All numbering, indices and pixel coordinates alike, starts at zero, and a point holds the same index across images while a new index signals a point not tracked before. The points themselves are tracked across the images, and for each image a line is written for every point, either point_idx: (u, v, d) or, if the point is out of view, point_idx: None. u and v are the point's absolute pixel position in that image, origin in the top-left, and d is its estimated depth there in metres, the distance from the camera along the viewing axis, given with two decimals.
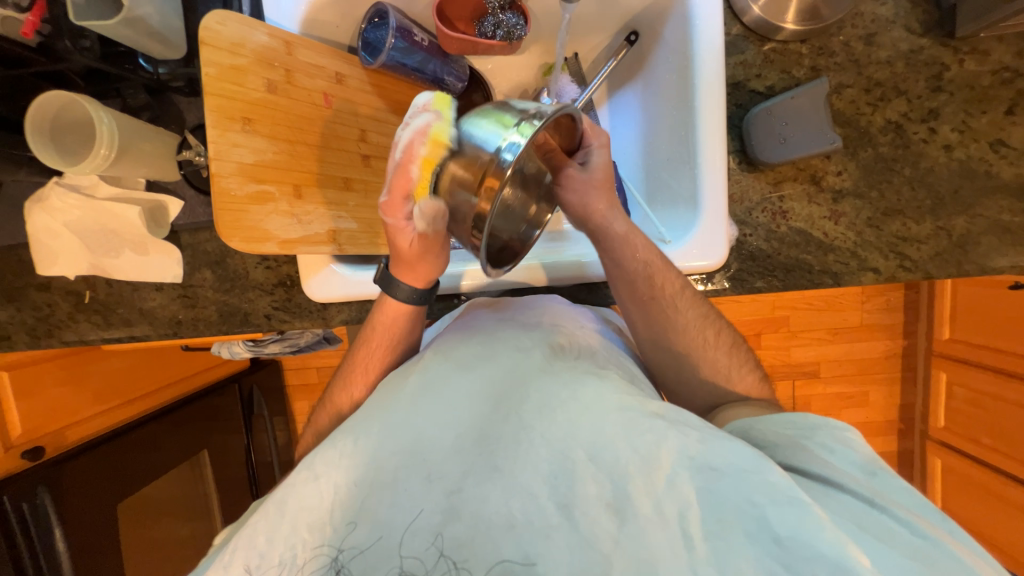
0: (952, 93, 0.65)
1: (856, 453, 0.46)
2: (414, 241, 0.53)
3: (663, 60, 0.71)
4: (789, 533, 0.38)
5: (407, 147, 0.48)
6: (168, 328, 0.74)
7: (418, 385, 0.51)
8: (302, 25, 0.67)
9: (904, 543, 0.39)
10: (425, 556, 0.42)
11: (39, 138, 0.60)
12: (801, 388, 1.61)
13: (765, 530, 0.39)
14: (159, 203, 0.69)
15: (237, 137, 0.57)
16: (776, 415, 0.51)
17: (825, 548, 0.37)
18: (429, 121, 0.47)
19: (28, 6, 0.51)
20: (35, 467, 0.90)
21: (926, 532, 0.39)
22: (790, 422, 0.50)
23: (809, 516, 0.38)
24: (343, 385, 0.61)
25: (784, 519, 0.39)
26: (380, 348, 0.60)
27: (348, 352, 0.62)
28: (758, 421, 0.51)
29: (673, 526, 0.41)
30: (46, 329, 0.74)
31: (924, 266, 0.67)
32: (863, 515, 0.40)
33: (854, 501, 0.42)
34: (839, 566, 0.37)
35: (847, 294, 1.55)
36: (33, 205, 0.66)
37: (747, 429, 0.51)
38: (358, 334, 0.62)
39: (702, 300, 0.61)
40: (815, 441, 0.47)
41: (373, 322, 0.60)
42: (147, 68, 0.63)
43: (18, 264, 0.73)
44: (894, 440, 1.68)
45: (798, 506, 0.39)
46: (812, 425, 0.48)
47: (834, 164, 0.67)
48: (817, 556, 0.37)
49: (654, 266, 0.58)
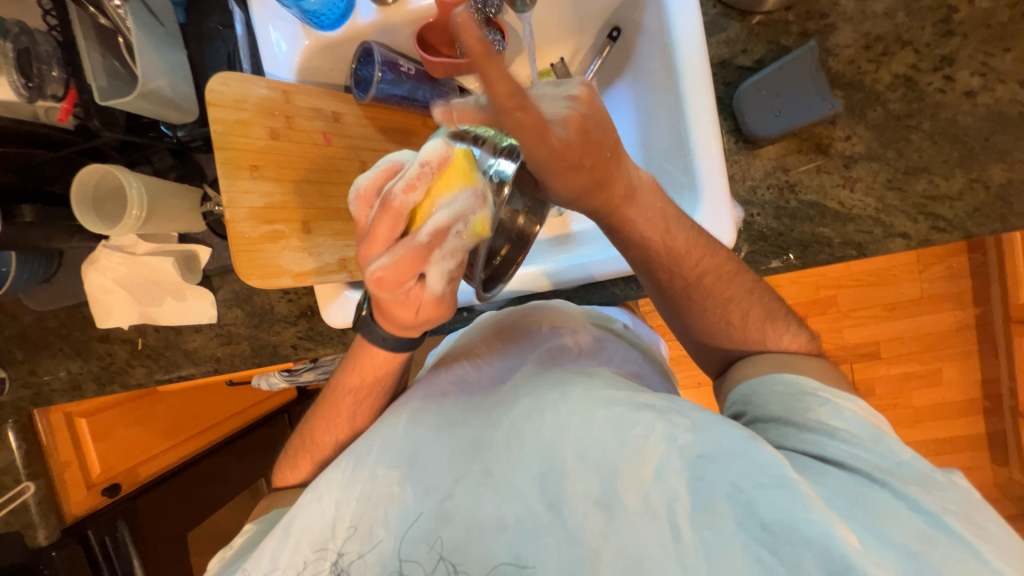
0: (965, 35, 0.60)
1: (861, 418, 0.45)
2: (417, 305, 0.50)
3: (647, 50, 0.70)
4: (774, 517, 0.37)
5: (440, 230, 0.43)
6: (209, 365, 0.80)
7: (419, 398, 0.53)
8: (299, 74, 0.72)
9: (897, 518, 0.38)
10: (425, 561, 0.43)
11: (83, 206, 0.67)
12: (859, 371, 1.49)
13: (752, 515, 0.38)
14: (191, 252, 0.76)
15: (246, 184, 0.62)
16: (772, 374, 0.51)
17: (813, 530, 0.36)
18: (470, 205, 0.44)
19: (63, 96, 0.62)
20: (114, 503, 1.00)
21: (926, 508, 0.38)
22: (788, 386, 0.49)
23: (798, 497, 0.37)
24: (325, 423, 0.62)
25: (771, 503, 0.37)
26: (365, 391, 0.61)
27: (325, 396, 0.62)
28: (756, 386, 0.51)
29: (662, 518, 0.39)
30: (109, 377, 0.82)
31: (962, 224, 0.61)
32: (854, 489, 0.40)
33: (844, 475, 0.41)
34: (826, 548, 0.35)
35: (900, 265, 1.41)
36: (87, 267, 0.74)
37: (748, 397, 0.51)
38: (333, 380, 0.62)
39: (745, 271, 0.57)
40: (823, 408, 0.46)
41: (355, 364, 0.59)
42: (169, 134, 0.71)
43: (83, 320, 0.82)
44: (982, 421, 1.50)
45: (785, 487, 0.38)
46: (818, 389, 0.48)
47: (840, 130, 0.63)
48: (804, 540, 0.36)
49: (655, 256, 0.55)
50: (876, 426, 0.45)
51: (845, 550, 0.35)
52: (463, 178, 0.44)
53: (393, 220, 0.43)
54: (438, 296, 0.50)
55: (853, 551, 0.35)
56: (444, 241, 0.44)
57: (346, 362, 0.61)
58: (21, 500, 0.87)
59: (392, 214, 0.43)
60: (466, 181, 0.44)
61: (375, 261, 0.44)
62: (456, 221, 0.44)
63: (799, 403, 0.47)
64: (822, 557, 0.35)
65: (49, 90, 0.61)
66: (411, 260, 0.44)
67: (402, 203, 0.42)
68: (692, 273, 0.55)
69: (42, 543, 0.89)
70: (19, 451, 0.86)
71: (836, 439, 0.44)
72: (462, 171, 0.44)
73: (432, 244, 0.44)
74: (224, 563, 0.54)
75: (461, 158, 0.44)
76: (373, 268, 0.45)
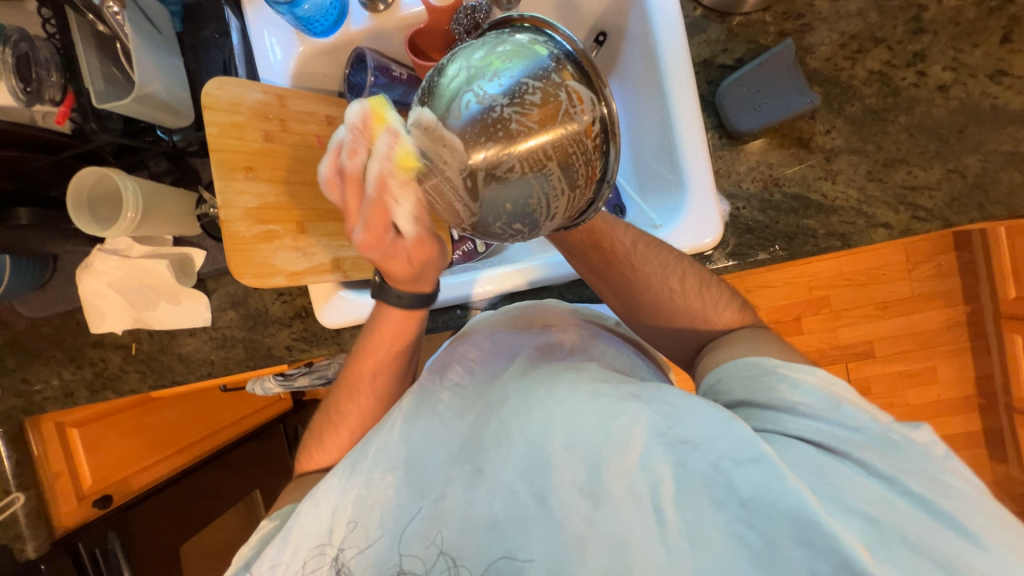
0: (935, 32, 0.63)
1: (822, 389, 0.46)
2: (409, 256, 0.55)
3: (632, 54, 0.73)
4: (751, 492, 0.39)
5: (380, 179, 0.44)
6: (203, 369, 0.80)
7: (412, 410, 0.53)
8: (293, 79, 0.73)
9: (862, 487, 0.40)
10: (423, 556, 0.44)
11: (79, 210, 0.67)
12: (855, 371, 1.50)
13: (731, 494, 0.40)
14: (186, 255, 0.76)
15: (242, 185, 0.62)
16: (737, 358, 0.52)
17: (787, 505, 0.38)
18: (388, 144, 0.43)
19: (62, 99, 0.64)
20: (106, 515, 0.97)
21: (886, 476, 0.40)
22: (754, 364, 0.50)
23: (774, 471, 0.39)
24: (348, 395, 0.63)
25: (749, 479, 0.39)
26: (365, 379, 0.63)
27: (347, 364, 0.65)
28: (722, 372, 0.52)
29: (645, 503, 0.41)
30: (102, 383, 0.82)
31: (942, 214, 0.63)
32: (820, 463, 0.41)
33: (812, 449, 0.42)
34: (800, 520, 0.37)
35: (890, 264, 1.43)
36: (81, 271, 0.75)
37: (716, 384, 0.52)
38: (357, 344, 0.64)
39: (659, 246, 0.61)
40: (787, 385, 0.46)
41: (377, 331, 0.62)
42: (165, 138, 0.71)
43: (76, 327, 0.82)
44: (977, 418, 1.50)
45: (764, 463, 0.39)
46: (779, 366, 0.48)
47: (820, 124, 0.65)
48: (780, 514, 0.38)
49: (597, 233, 0.59)
50: (836, 394, 0.45)
51: (816, 517, 0.37)
52: (381, 121, 0.44)
53: (352, 186, 0.50)
54: (419, 238, 0.51)
55: (825, 518, 0.37)
56: (402, 195, 0.45)
57: (366, 329, 0.63)
58: (10, 511, 0.85)
59: (353, 182, 0.50)
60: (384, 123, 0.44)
61: (355, 230, 0.51)
62: (385, 163, 0.43)
63: (759, 382, 0.48)
64: (795, 526, 0.37)
65: (47, 95, 0.63)
66: (379, 217, 0.49)
67: (353, 169, 0.49)
68: (627, 239, 0.60)
69: (31, 556, 0.86)
70: (10, 462, 0.84)
71: (799, 414, 0.45)
72: (380, 116, 0.45)
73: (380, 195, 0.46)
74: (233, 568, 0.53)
75: (376, 107, 0.45)
76: (356, 235, 0.51)
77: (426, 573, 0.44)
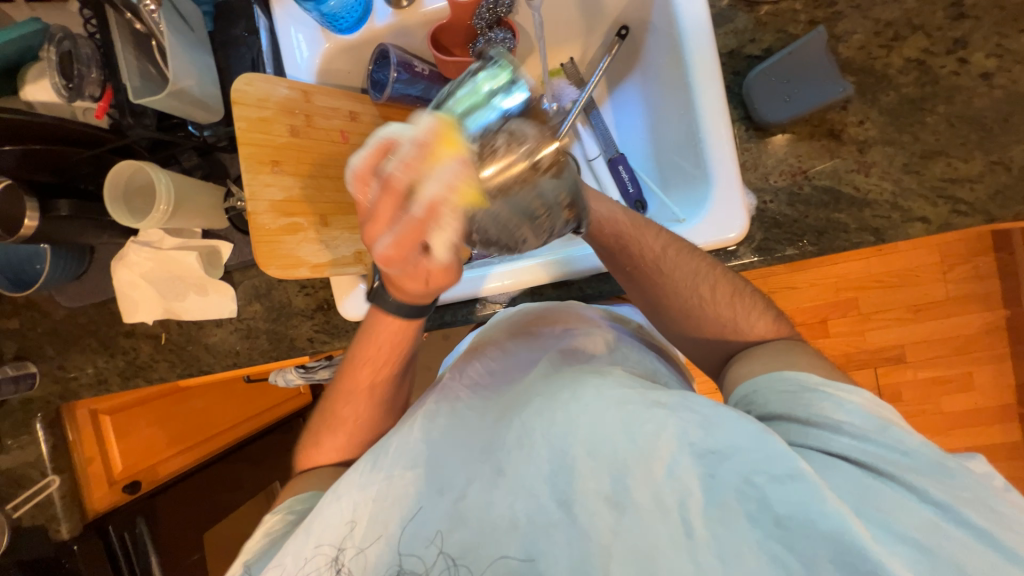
0: (977, 18, 0.60)
1: (869, 411, 0.44)
2: (429, 276, 0.50)
3: (655, 46, 0.72)
4: (788, 511, 0.38)
5: (433, 203, 0.41)
6: (229, 359, 0.82)
7: (444, 413, 0.53)
8: (318, 75, 0.75)
9: (911, 513, 0.38)
10: (425, 556, 0.45)
11: (115, 201, 0.70)
12: (885, 376, 1.44)
13: (766, 511, 0.39)
14: (213, 248, 0.79)
15: (268, 178, 0.63)
16: (774, 371, 0.50)
17: (826, 526, 0.37)
18: (456, 174, 0.41)
19: (100, 95, 0.66)
20: (134, 500, 1.02)
21: (938, 502, 0.38)
22: (792, 379, 0.48)
23: (813, 491, 0.38)
24: (346, 392, 0.63)
25: (785, 497, 0.38)
26: (372, 379, 0.62)
27: (343, 362, 0.64)
28: (757, 385, 0.50)
29: (673, 515, 0.41)
30: (134, 371, 0.85)
31: (984, 208, 0.60)
32: (860, 484, 0.40)
33: (853, 469, 0.41)
34: (843, 544, 0.36)
35: (924, 265, 1.37)
36: (115, 263, 0.77)
37: (750, 395, 0.50)
38: (353, 343, 0.63)
39: (695, 253, 0.59)
40: (829, 403, 0.45)
41: (373, 334, 0.60)
42: (195, 133, 0.74)
43: (110, 316, 0.85)
44: (1017, 428, 1.42)
45: (800, 481, 0.38)
46: (821, 384, 0.46)
47: (853, 114, 0.63)
48: (820, 534, 0.37)
49: (625, 236, 0.58)
50: (883, 416, 0.43)
51: (859, 542, 0.36)
52: (451, 149, 0.41)
53: (390, 199, 0.41)
54: (446, 264, 0.48)
55: (869, 544, 0.36)
56: (451, 222, 0.42)
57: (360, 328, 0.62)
58: (46, 493, 0.88)
59: (393, 194, 0.41)
60: (453, 151, 0.41)
61: (379, 240, 0.44)
62: (446, 190, 0.40)
63: (799, 399, 0.46)
64: (833, 550, 0.37)
65: (87, 91, 0.65)
66: (413, 234, 0.43)
67: (400, 182, 0.41)
68: (658, 245, 0.58)
69: (65, 536, 0.88)
70: (46, 445, 0.88)
71: (843, 434, 0.43)
72: (452, 142, 0.41)
73: (428, 217, 0.42)
74: (254, 554, 0.53)
75: (446, 127, 0.41)
76: (379, 247, 0.44)
77: (426, 573, 0.45)
